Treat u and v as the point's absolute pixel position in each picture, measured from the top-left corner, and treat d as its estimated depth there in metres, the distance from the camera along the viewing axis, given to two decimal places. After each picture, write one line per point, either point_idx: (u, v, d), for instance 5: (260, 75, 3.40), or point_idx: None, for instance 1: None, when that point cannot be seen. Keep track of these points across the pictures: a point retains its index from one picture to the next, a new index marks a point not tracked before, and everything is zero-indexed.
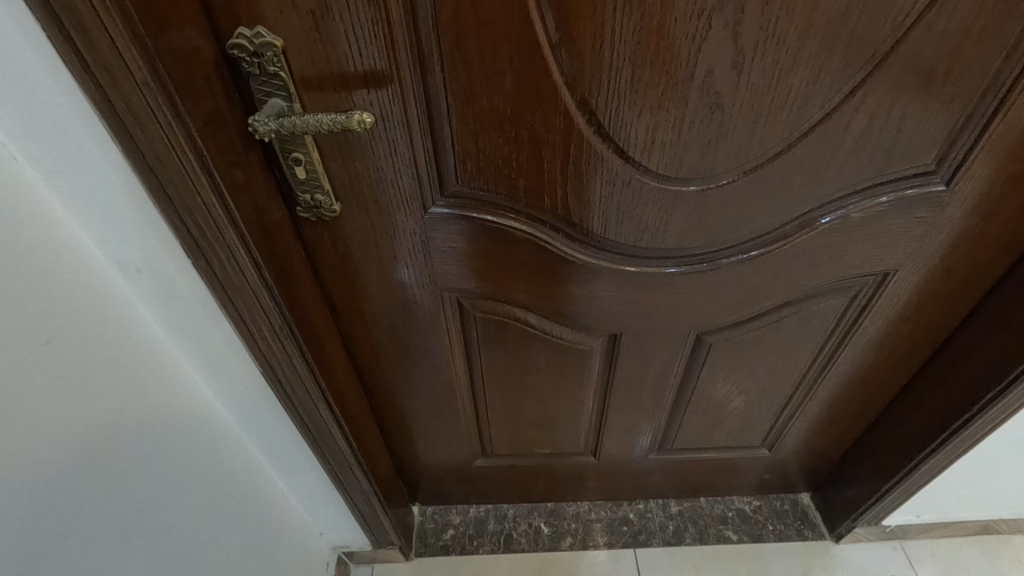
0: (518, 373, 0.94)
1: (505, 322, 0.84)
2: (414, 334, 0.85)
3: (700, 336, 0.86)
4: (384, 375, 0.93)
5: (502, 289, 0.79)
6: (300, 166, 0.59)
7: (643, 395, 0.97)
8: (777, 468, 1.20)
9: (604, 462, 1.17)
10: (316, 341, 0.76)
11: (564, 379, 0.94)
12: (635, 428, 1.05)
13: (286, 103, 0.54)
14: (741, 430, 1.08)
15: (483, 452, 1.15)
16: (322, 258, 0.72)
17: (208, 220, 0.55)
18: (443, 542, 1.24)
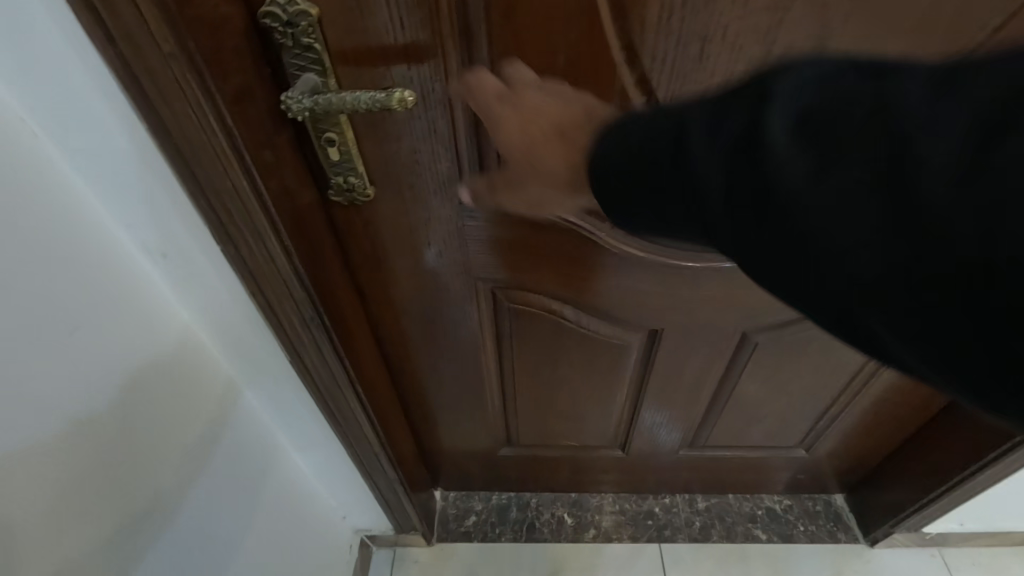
0: (550, 367, 0.90)
1: (540, 314, 0.81)
2: (445, 323, 0.82)
3: (747, 334, 0.82)
4: (412, 362, 0.90)
5: (541, 279, 0.75)
6: (334, 146, 0.55)
7: (679, 391, 0.94)
8: (812, 469, 1.16)
9: (632, 455, 1.14)
10: (346, 330, 0.73)
11: (598, 373, 0.90)
12: (667, 424, 1.02)
13: (320, 78, 0.50)
14: (780, 430, 1.03)
15: (508, 441, 1.12)
16: (354, 243, 0.69)
17: (239, 207, 0.52)
18: (465, 529, 1.23)
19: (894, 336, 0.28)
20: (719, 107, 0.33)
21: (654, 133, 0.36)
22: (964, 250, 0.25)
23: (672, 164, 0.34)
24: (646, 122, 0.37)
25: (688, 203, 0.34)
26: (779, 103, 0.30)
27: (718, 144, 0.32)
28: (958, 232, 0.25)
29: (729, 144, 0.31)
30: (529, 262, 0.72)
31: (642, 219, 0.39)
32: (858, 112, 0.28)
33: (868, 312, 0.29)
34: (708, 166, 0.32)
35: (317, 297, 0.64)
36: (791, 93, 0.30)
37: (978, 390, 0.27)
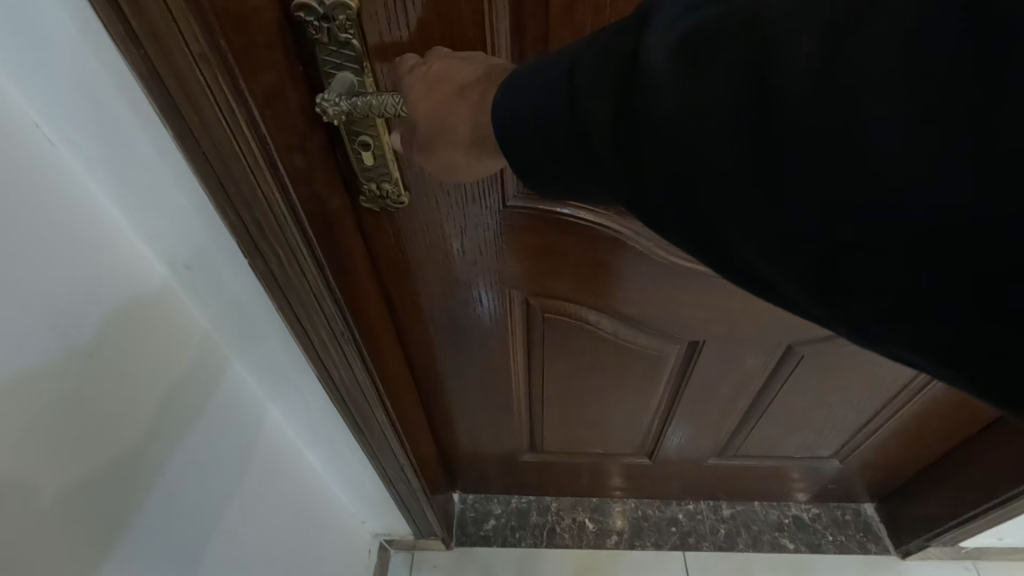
0: (582, 375, 0.87)
1: (576, 323, 0.77)
2: (475, 330, 0.79)
3: (793, 346, 0.78)
4: (438, 369, 0.87)
5: (580, 289, 0.71)
6: (368, 151, 0.50)
7: (714, 401, 0.90)
8: (845, 479, 1.13)
9: (659, 463, 1.10)
10: (374, 340, 0.70)
11: (631, 382, 0.87)
12: (699, 433, 0.99)
13: (357, 78, 0.45)
14: (815, 440, 1.00)
15: (532, 447, 1.10)
16: (383, 251, 0.65)
17: (267, 217, 0.48)
18: (484, 533, 1.21)
19: (770, 268, 0.28)
20: (615, 48, 0.32)
21: (557, 79, 0.35)
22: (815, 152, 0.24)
23: (571, 108, 0.33)
24: (542, 70, 0.36)
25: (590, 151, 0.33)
26: (653, 35, 0.29)
27: (610, 84, 0.31)
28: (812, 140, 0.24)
29: (619, 83, 0.30)
30: (568, 271, 0.69)
31: (547, 172, 0.37)
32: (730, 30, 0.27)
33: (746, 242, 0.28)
34: (602, 108, 0.31)
35: (347, 310, 0.60)
36: (673, 19, 0.29)
37: (848, 319, 0.27)
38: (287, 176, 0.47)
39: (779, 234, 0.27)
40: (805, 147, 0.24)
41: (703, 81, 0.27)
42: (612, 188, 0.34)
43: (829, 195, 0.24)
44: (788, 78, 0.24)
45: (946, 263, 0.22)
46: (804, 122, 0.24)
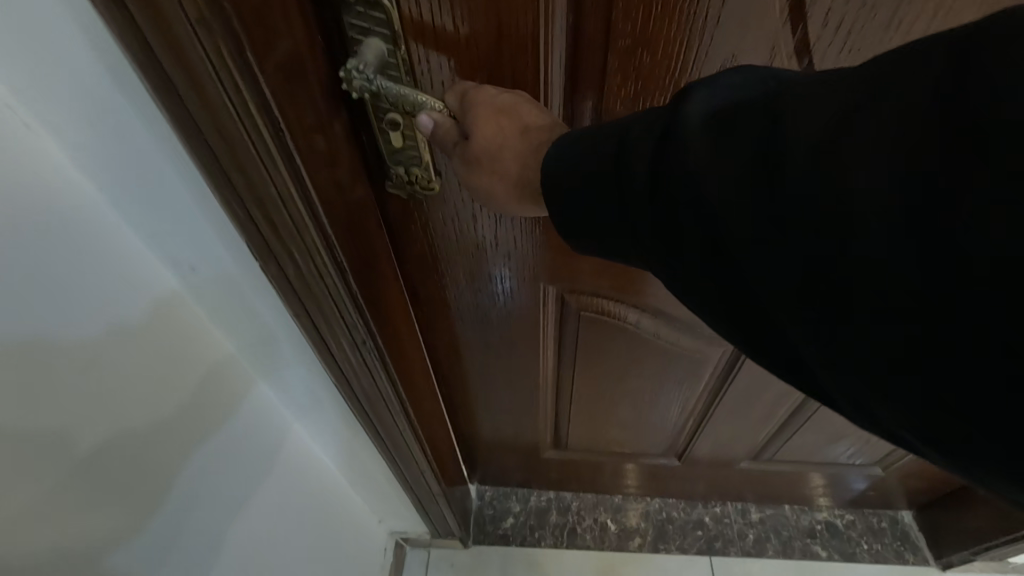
0: (612, 377, 0.82)
1: (616, 325, 0.71)
2: (503, 328, 0.74)
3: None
4: (461, 366, 0.82)
5: (622, 288, 0.65)
6: (395, 131, 0.44)
7: (755, 406, 0.85)
8: (884, 487, 1.07)
9: (687, 465, 1.05)
10: (399, 343, 0.64)
11: (667, 385, 0.81)
12: (736, 436, 0.93)
13: (388, 46, 0.40)
14: (858, 448, 0.94)
15: (555, 445, 1.05)
16: (405, 243, 0.59)
17: (285, 215, 0.41)
18: (503, 532, 1.17)
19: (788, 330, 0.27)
20: (660, 112, 0.32)
21: (604, 138, 0.35)
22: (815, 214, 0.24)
23: (614, 162, 0.34)
24: (592, 130, 0.36)
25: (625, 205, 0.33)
26: (696, 99, 0.30)
27: (649, 142, 0.31)
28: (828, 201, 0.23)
29: (656, 142, 0.31)
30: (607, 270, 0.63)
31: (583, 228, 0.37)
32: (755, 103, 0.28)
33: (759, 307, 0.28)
34: (641, 160, 0.31)
35: (368, 317, 0.55)
36: (711, 92, 0.30)
37: (857, 402, 0.27)
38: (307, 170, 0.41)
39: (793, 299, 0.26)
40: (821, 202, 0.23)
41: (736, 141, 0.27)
42: (642, 246, 0.33)
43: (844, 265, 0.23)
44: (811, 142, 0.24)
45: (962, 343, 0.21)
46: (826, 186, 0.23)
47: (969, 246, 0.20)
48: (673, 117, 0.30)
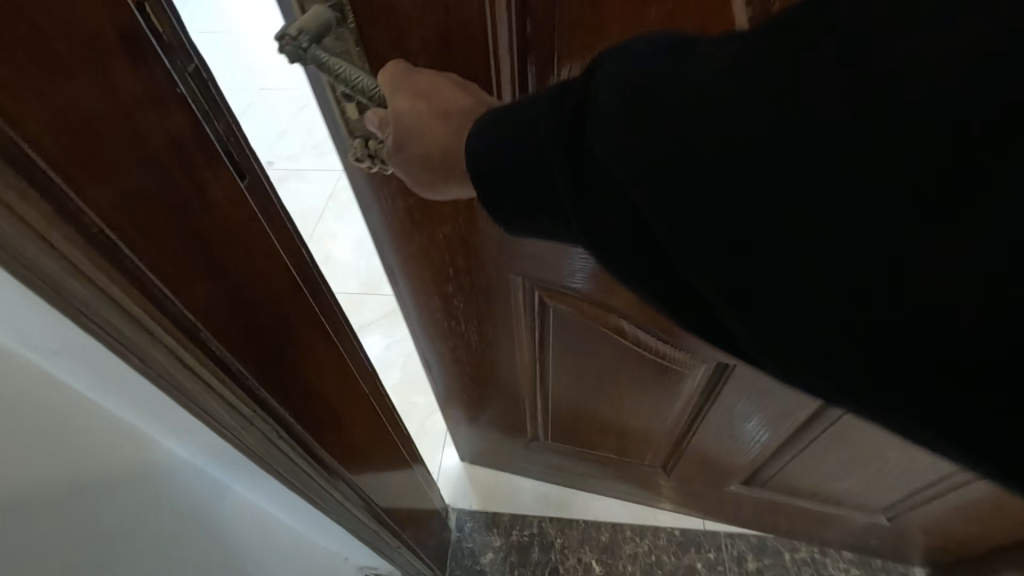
0: (595, 382, 0.78)
1: (594, 330, 0.66)
2: (480, 325, 0.71)
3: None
4: (442, 361, 0.81)
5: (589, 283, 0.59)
6: (347, 101, 0.45)
7: (745, 431, 0.80)
8: (892, 538, 0.99)
9: (674, 481, 1.01)
10: (334, 410, 0.58)
11: (649, 396, 0.78)
12: (725, 458, 0.89)
13: (335, 13, 0.41)
14: (862, 488, 0.87)
15: (534, 438, 1.02)
16: (372, 211, 0.57)
17: (135, 333, 0.34)
18: (479, 568, 1.11)
19: (730, 315, 0.27)
20: (575, 87, 0.30)
21: (520, 121, 0.33)
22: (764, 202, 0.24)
23: (535, 153, 0.32)
24: (505, 113, 0.34)
25: (549, 187, 0.32)
26: (600, 89, 0.28)
27: (562, 120, 0.30)
28: (776, 193, 0.23)
29: (572, 124, 0.30)
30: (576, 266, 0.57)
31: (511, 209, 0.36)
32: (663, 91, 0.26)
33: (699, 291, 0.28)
34: (559, 145, 0.30)
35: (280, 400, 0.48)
36: (615, 71, 0.28)
37: (794, 376, 0.27)
38: (167, 271, 0.35)
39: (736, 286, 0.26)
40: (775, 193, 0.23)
41: (660, 135, 0.26)
42: (567, 227, 0.33)
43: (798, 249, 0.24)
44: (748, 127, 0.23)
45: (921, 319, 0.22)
46: (766, 171, 0.23)
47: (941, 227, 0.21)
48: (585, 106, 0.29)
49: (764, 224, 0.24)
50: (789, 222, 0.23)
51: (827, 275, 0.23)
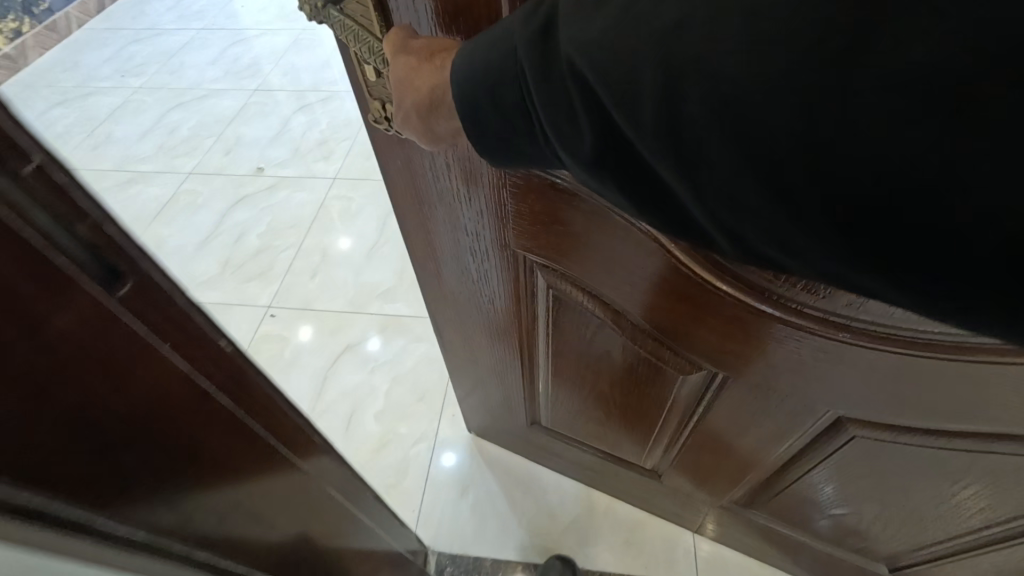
0: (591, 370, 0.76)
1: (586, 315, 0.66)
2: (483, 296, 0.73)
3: (894, 389, 0.51)
4: (451, 327, 0.86)
5: (569, 256, 0.59)
6: (364, 61, 0.49)
7: (734, 449, 0.77)
8: None
9: (668, 486, 0.99)
10: (244, 499, 0.56)
11: (641, 396, 0.77)
12: (716, 474, 0.86)
13: None
14: (867, 534, 0.82)
15: (532, 421, 1.02)
16: (385, 153, 0.61)
17: None
18: None
19: (694, 200, 0.36)
20: (539, 20, 0.39)
21: (490, 53, 0.41)
22: (709, 104, 0.33)
23: (511, 80, 0.41)
24: (485, 46, 0.42)
25: (540, 117, 0.41)
26: (574, 28, 0.37)
27: (539, 51, 0.39)
28: (717, 95, 0.32)
29: (552, 59, 0.39)
30: (557, 233, 0.57)
31: (498, 143, 0.45)
32: (624, 24, 0.35)
33: (669, 186, 0.37)
34: (549, 78, 0.39)
35: (165, 514, 0.46)
36: (581, 10, 0.37)
37: (739, 242, 0.37)
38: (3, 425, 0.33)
39: (693, 177, 0.35)
40: (718, 95, 0.32)
41: (633, 58, 0.35)
42: (558, 151, 0.42)
43: (735, 137, 0.32)
44: (691, 46, 0.33)
45: (822, 178, 0.31)
46: (709, 77, 0.32)
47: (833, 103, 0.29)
48: (564, 42, 0.38)
49: (712, 123, 0.33)
50: (728, 114, 0.32)
51: (756, 156, 0.32)
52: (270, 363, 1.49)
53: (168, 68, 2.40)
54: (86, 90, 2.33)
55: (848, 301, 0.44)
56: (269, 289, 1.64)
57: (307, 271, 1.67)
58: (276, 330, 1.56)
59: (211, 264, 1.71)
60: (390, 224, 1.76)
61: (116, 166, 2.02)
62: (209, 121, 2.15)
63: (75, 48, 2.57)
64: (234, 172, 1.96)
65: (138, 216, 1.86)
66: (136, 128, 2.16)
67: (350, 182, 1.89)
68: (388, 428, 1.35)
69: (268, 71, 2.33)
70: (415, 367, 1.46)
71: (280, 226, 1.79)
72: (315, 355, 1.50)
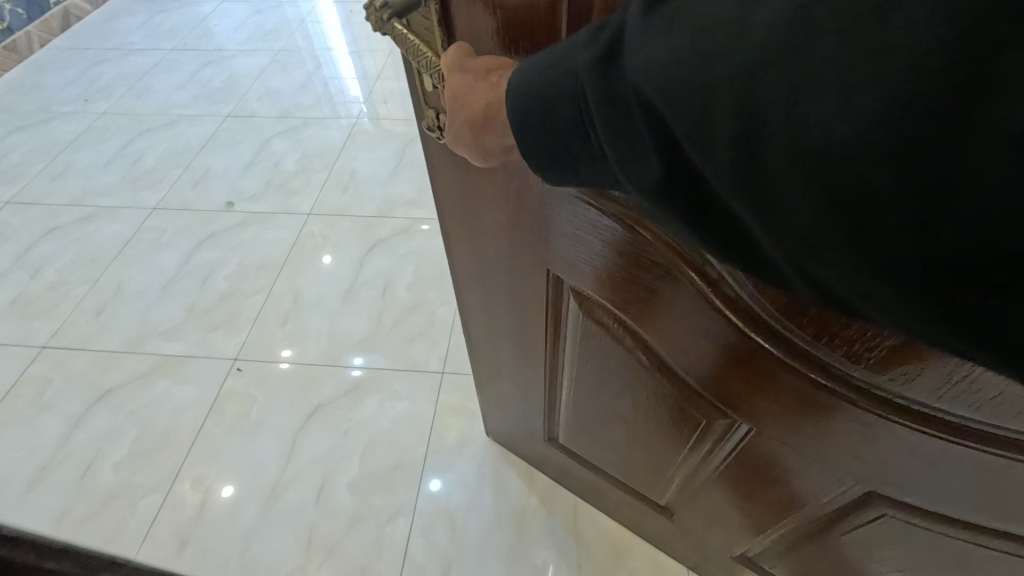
0: (615, 404, 0.76)
1: (617, 348, 0.65)
2: (515, 312, 0.74)
3: (929, 472, 0.49)
4: (479, 338, 0.86)
5: (607, 289, 0.59)
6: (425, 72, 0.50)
7: (748, 503, 0.76)
8: None
9: (678, 524, 0.98)
10: None
11: (662, 432, 0.75)
12: (725, 520, 0.85)
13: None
14: None
15: (548, 436, 1.01)
16: (440, 162, 0.61)
17: None
18: None
19: (766, 230, 0.36)
20: (600, 47, 0.38)
21: (549, 75, 0.41)
22: (788, 140, 0.32)
23: (568, 102, 0.40)
24: (546, 66, 0.41)
25: (600, 141, 0.41)
26: (644, 53, 0.36)
27: (602, 74, 0.38)
28: (799, 132, 0.31)
29: (617, 83, 0.38)
30: (601, 264, 0.56)
31: (547, 164, 0.45)
32: (700, 50, 0.34)
33: (740, 215, 0.37)
34: (615, 102, 0.38)
35: None
36: (649, 37, 0.36)
37: (810, 276, 0.36)
38: None
39: (766, 209, 0.35)
40: (800, 132, 0.31)
41: (708, 89, 0.34)
42: (618, 174, 0.42)
43: (813, 178, 0.31)
44: (774, 80, 0.32)
45: (903, 227, 0.30)
46: (791, 115, 0.31)
47: (924, 155, 0.28)
48: (632, 64, 0.37)
49: (789, 160, 0.32)
50: (806, 155, 0.31)
51: (835, 198, 0.31)
52: (235, 423, 1.48)
53: (136, 93, 2.38)
54: (48, 115, 2.30)
55: (897, 373, 0.43)
56: (235, 340, 1.62)
57: (277, 318, 1.65)
58: (242, 386, 1.54)
59: (172, 312, 1.68)
60: (365, 270, 1.73)
61: (72, 202, 1.98)
62: (177, 150, 2.12)
63: (36, 69, 2.55)
64: (203, 208, 1.93)
65: (99, 256, 1.82)
66: (102, 156, 2.12)
67: (325, 220, 1.85)
68: (364, 499, 1.35)
69: (244, 93, 2.32)
70: (392, 427, 1.45)
71: (249, 268, 1.76)
72: (284, 415, 1.49)
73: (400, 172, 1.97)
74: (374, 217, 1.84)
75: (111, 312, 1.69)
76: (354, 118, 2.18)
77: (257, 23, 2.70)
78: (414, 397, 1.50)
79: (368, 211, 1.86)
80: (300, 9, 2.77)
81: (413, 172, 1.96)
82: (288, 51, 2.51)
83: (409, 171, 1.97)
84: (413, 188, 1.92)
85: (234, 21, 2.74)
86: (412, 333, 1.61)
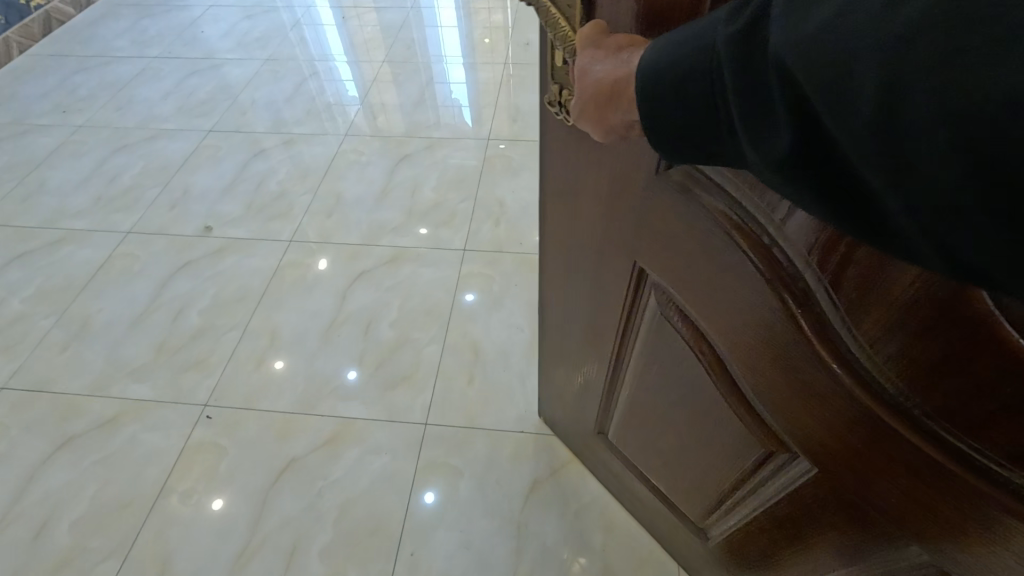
0: (672, 405, 0.78)
1: (688, 343, 0.66)
2: (593, 290, 0.78)
3: (1001, 557, 0.45)
4: (553, 313, 0.91)
5: (690, 279, 0.60)
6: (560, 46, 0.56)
7: (792, 545, 0.74)
8: None
9: (711, 551, 0.97)
10: None
11: (715, 448, 0.75)
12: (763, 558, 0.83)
13: None
14: None
15: (599, 429, 1.04)
16: (551, 148, 0.70)
17: None
18: None
19: (905, 213, 0.33)
20: (734, 25, 0.39)
21: (684, 50, 0.42)
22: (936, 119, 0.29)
23: (703, 77, 0.41)
24: (689, 36, 0.42)
25: (728, 115, 0.40)
26: (782, 27, 0.35)
27: (739, 46, 0.38)
28: (945, 112, 0.28)
29: (752, 57, 0.37)
30: (688, 251, 0.58)
31: (671, 136, 0.45)
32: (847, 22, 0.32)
33: (878, 194, 0.34)
34: (745, 78, 0.38)
35: None
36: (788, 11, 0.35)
37: (952, 265, 0.33)
38: None
39: (906, 191, 0.32)
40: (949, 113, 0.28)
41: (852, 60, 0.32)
42: (740, 152, 0.41)
43: (959, 163, 0.28)
44: (925, 53, 0.29)
45: None
46: (938, 94, 0.28)
47: None
48: (773, 37, 0.36)
49: (931, 143, 0.29)
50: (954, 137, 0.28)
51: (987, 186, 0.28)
52: (201, 482, 1.32)
53: (117, 103, 2.26)
54: (19, 129, 2.15)
55: (991, 429, 0.41)
56: (207, 384, 1.47)
57: (252, 359, 1.53)
58: (211, 437, 1.39)
59: (140, 351, 1.53)
60: (348, 304, 1.65)
61: (41, 223, 1.82)
62: (153, 170, 1.98)
63: (11, 75, 2.41)
64: (179, 232, 1.80)
65: (66, 286, 1.66)
66: (75, 173, 1.98)
67: (308, 248, 1.77)
68: (338, 569, 1.22)
69: (222, 110, 2.23)
70: (374, 486, 1.33)
71: (224, 302, 1.64)
72: (250, 476, 1.33)
73: (390, 195, 1.92)
74: (360, 245, 1.78)
75: (77, 346, 1.53)
76: (343, 133, 2.11)
77: (246, 31, 2.65)
78: (394, 452, 1.38)
79: (354, 238, 1.80)
80: (292, 16, 2.73)
81: (404, 194, 1.92)
82: (277, 62, 2.46)
83: (400, 191, 1.93)
84: (401, 212, 1.87)
85: (223, 29, 2.67)
86: (394, 377, 1.51)
